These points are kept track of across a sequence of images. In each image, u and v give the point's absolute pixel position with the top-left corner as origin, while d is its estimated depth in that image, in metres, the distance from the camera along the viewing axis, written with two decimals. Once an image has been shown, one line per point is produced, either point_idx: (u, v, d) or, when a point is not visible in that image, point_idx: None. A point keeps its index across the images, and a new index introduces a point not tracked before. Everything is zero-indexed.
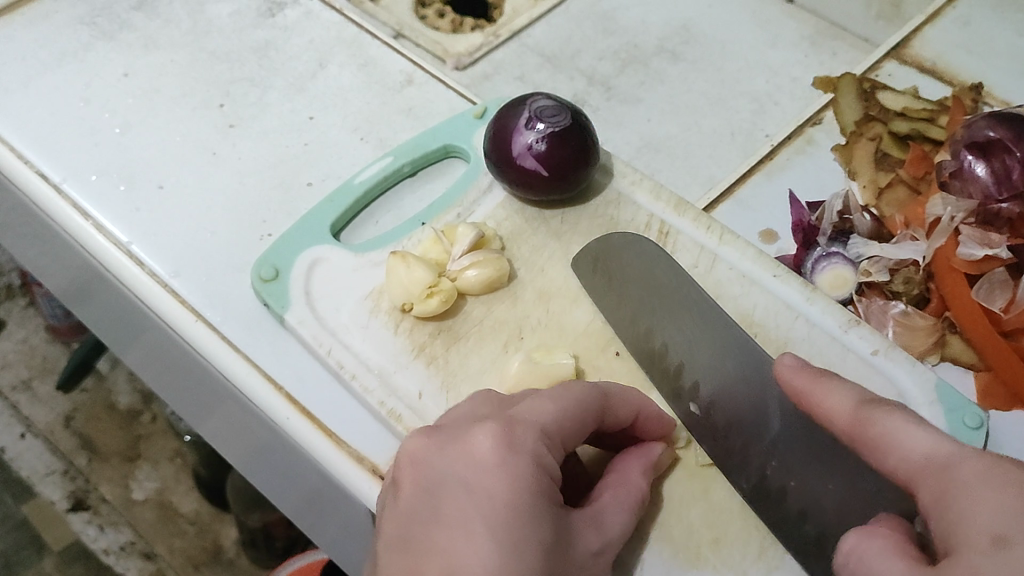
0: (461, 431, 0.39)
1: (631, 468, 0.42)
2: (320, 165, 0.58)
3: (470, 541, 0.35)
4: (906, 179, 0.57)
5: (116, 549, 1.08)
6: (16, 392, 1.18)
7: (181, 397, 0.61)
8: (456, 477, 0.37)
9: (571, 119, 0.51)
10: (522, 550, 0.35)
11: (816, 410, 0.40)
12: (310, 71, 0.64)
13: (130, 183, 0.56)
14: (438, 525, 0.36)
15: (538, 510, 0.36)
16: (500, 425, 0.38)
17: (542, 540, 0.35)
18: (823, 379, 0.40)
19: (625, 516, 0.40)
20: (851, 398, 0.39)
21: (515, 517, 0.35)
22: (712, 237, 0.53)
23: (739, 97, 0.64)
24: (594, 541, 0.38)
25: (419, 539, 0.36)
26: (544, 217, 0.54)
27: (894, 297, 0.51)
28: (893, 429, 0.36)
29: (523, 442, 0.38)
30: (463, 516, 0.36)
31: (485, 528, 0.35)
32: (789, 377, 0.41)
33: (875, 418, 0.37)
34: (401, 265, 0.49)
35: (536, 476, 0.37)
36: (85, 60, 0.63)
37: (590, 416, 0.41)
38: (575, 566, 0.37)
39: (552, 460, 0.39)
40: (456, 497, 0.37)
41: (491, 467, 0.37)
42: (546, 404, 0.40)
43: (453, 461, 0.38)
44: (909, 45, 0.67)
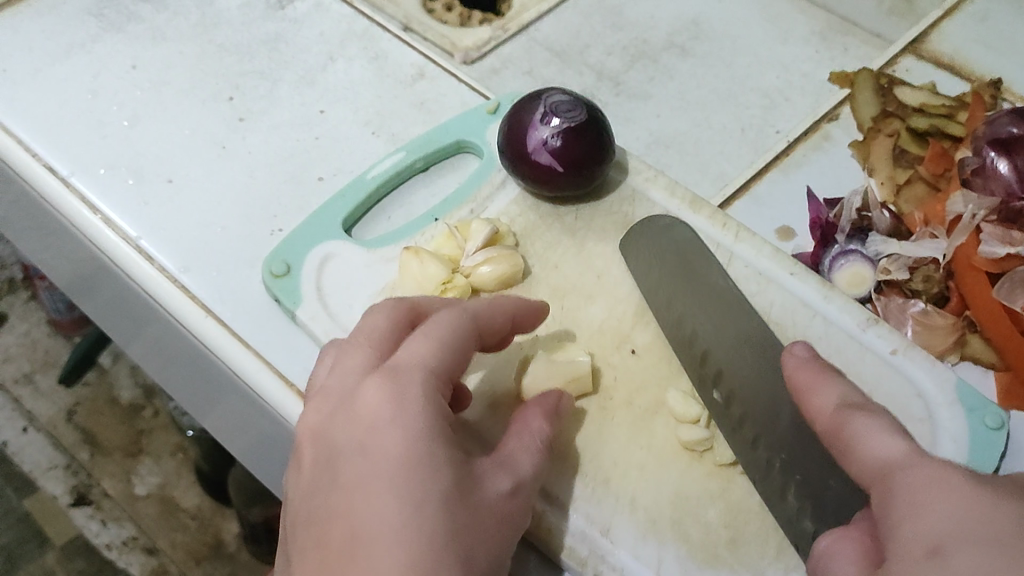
0: (350, 394, 0.38)
1: (529, 415, 0.41)
2: (331, 159, 0.57)
3: (373, 499, 0.34)
4: (925, 176, 0.56)
5: (119, 543, 1.07)
6: (18, 385, 1.18)
7: (187, 391, 0.61)
8: (351, 440, 0.36)
9: (586, 115, 0.51)
10: (424, 502, 0.34)
11: (807, 409, 0.39)
12: (320, 64, 0.63)
13: (139, 177, 0.55)
14: (338, 490, 0.35)
15: (437, 459, 0.35)
16: (385, 377, 0.37)
17: (446, 490, 0.34)
18: (821, 378, 0.39)
19: (532, 458, 0.39)
20: (837, 402, 0.37)
21: (411, 467, 0.34)
22: (728, 234, 0.52)
23: (751, 92, 0.63)
24: (504, 482, 0.37)
25: (324, 507, 0.35)
26: (558, 213, 0.54)
27: (913, 295, 0.51)
28: (859, 431, 0.35)
29: (411, 390, 0.36)
30: (362, 476, 0.35)
31: (385, 484, 0.34)
32: (798, 373, 0.40)
33: (847, 421, 0.36)
34: (415, 260, 0.49)
35: (428, 422, 0.36)
36: (93, 52, 0.63)
37: (465, 346, 0.39)
38: (487, 508, 0.36)
39: (442, 401, 0.37)
40: (353, 459, 0.35)
41: (384, 424, 0.36)
42: (424, 345, 0.38)
43: (348, 427, 0.36)
44: (925, 41, 0.66)
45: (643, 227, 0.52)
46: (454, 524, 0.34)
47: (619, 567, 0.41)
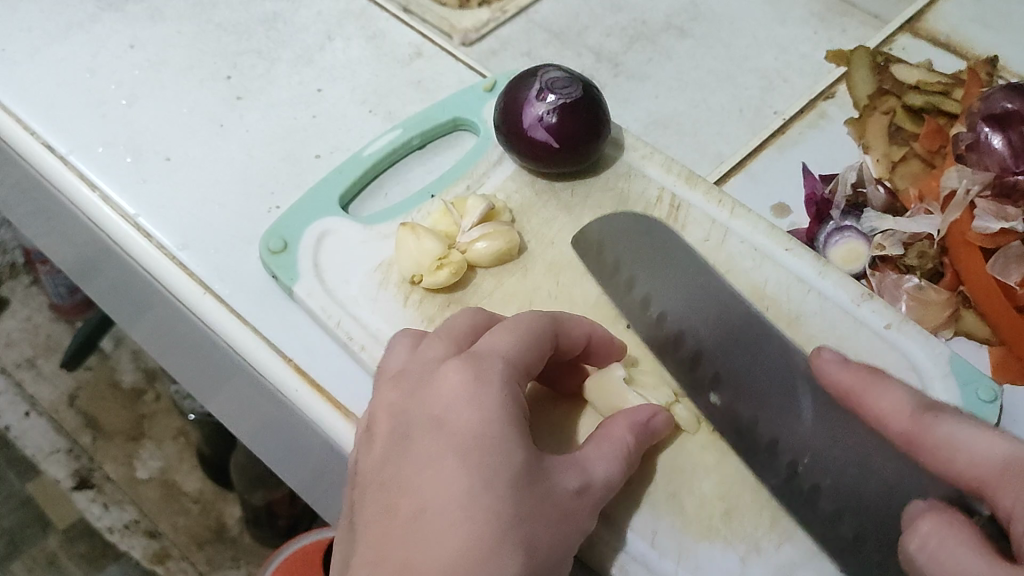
0: (429, 375, 0.39)
1: (615, 425, 0.40)
2: (328, 138, 0.57)
3: (445, 474, 0.35)
4: (920, 153, 0.56)
5: (120, 527, 1.07)
6: (20, 369, 1.18)
7: (186, 370, 0.61)
8: (428, 419, 0.37)
9: (582, 91, 0.51)
10: (494, 480, 0.34)
11: (869, 414, 0.40)
12: (317, 43, 0.63)
13: (137, 155, 0.56)
14: (410, 463, 0.36)
15: (509, 441, 0.35)
16: (466, 362, 0.38)
17: (516, 471, 0.35)
18: (878, 382, 0.40)
19: (610, 464, 0.38)
20: (902, 399, 0.39)
21: (485, 449, 0.35)
22: (724, 210, 0.52)
23: (748, 73, 0.63)
24: (575, 480, 0.36)
25: (394, 476, 0.36)
26: (554, 190, 0.54)
27: (907, 271, 0.51)
28: (949, 427, 0.37)
29: (492, 376, 0.37)
30: (436, 451, 0.36)
31: (458, 461, 0.35)
32: (852, 378, 0.41)
33: (936, 420, 0.38)
34: (411, 236, 0.49)
35: (505, 408, 0.37)
36: (92, 31, 0.63)
37: (546, 338, 0.40)
38: (556, 500, 0.35)
39: (521, 393, 0.38)
40: (428, 435, 0.36)
41: (462, 403, 0.36)
42: (506, 337, 0.39)
43: (427, 405, 0.37)
44: (922, 20, 0.66)
45: (585, 231, 0.51)
46: (519, 506, 0.34)
47: (613, 540, 0.41)
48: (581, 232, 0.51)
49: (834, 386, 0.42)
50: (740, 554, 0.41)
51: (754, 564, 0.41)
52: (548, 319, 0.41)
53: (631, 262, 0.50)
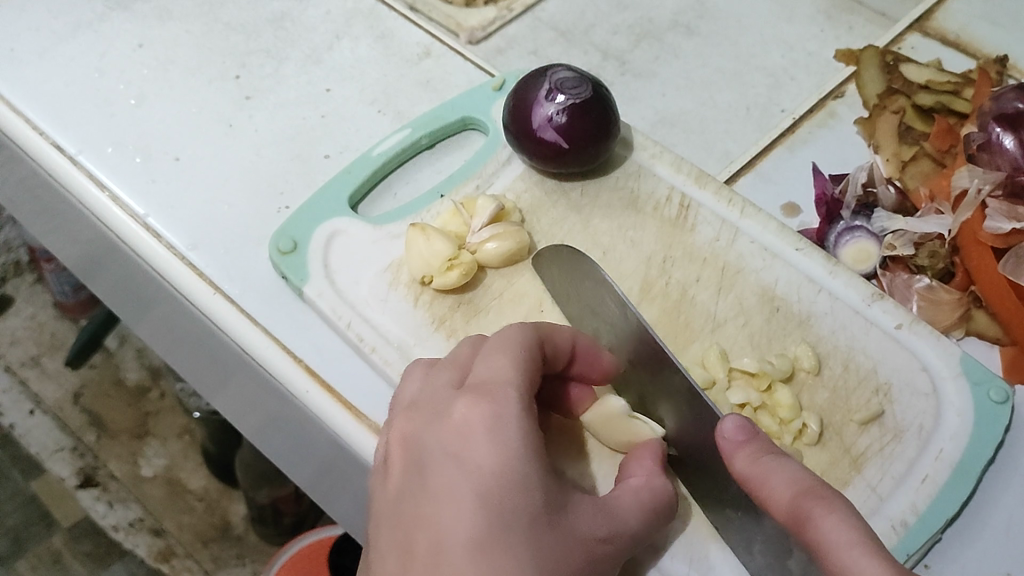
0: (443, 405, 0.37)
1: (640, 471, 0.40)
2: (337, 137, 0.57)
3: (463, 516, 0.33)
4: (930, 152, 0.56)
5: (125, 525, 1.07)
6: (24, 368, 1.18)
7: (192, 367, 0.61)
8: (443, 452, 0.35)
9: (592, 91, 0.51)
10: (512, 527, 0.32)
11: (760, 499, 0.35)
12: (325, 43, 0.63)
13: (146, 155, 0.56)
14: (427, 503, 0.34)
15: (531, 484, 0.34)
16: (482, 391, 0.36)
17: (536, 518, 0.33)
18: (766, 462, 0.36)
19: (635, 506, 0.37)
20: (789, 483, 0.34)
21: (505, 490, 0.33)
22: (734, 210, 0.52)
23: (756, 72, 0.63)
24: (597, 526, 0.35)
25: (410, 515, 0.34)
26: (563, 190, 0.54)
27: (918, 271, 0.51)
28: (825, 531, 0.32)
29: (508, 410, 0.35)
30: (452, 489, 0.34)
31: (477, 501, 0.33)
32: (740, 463, 0.36)
33: (810, 518, 0.33)
34: (422, 237, 0.49)
35: (525, 446, 0.35)
36: (100, 31, 0.63)
37: (533, 352, 0.39)
38: (579, 546, 0.34)
39: (539, 427, 0.36)
40: (444, 470, 0.34)
41: (480, 437, 0.35)
42: (502, 361, 0.37)
43: (441, 437, 0.35)
44: (931, 18, 0.66)
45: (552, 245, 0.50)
46: (541, 555, 0.32)
47: None
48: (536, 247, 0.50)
49: (728, 466, 0.37)
50: None
51: None
52: (530, 328, 0.40)
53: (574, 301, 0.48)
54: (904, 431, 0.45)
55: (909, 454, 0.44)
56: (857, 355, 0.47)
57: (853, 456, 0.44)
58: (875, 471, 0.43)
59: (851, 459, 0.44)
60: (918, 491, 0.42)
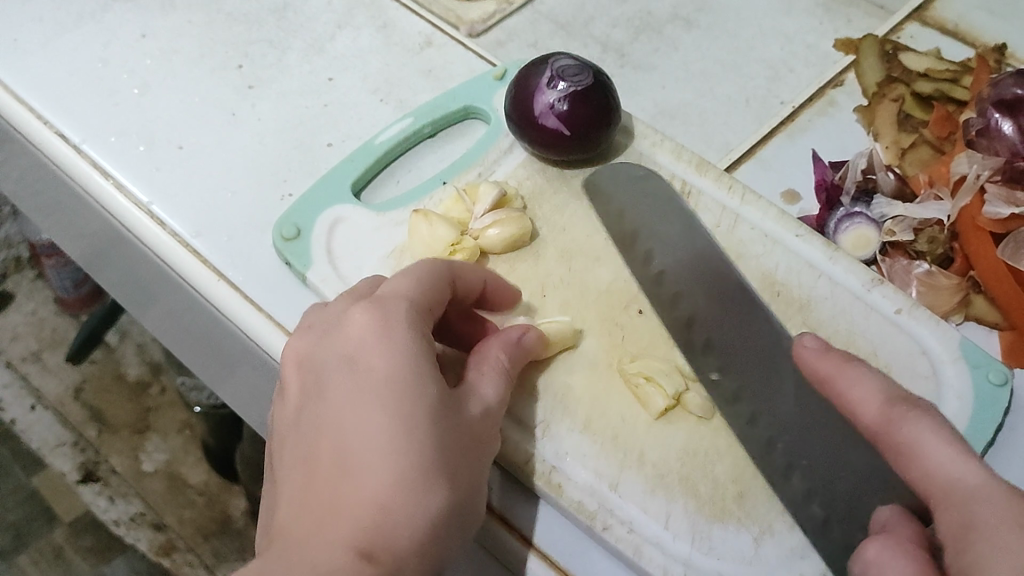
0: (340, 321, 0.40)
1: (490, 344, 0.42)
2: (340, 126, 0.57)
3: (360, 415, 0.36)
4: (930, 139, 0.56)
5: (126, 519, 1.08)
6: (25, 363, 1.18)
7: (196, 356, 0.61)
8: (337, 367, 0.39)
9: (593, 79, 0.51)
10: (410, 419, 0.36)
11: (839, 400, 0.39)
12: (328, 32, 0.63)
13: (150, 144, 0.56)
14: (328, 412, 0.38)
15: (420, 379, 0.37)
16: (371, 304, 0.40)
17: (429, 408, 0.37)
18: (850, 368, 0.39)
19: (496, 384, 0.40)
20: (876, 387, 0.38)
21: (396, 386, 0.37)
22: (734, 197, 0.53)
23: (755, 63, 0.64)
24: (477, 406, 0.39)
25: (315, 426, 0.38)
26: (565, 176, 0.54)
27: (917, 256, 0.52)
28: (911, 429, 0.35)
29: (393, 317, 0.39)
30: (349, 394, 0.37)
31: (374, 399, 0.36)
32: (826, 367, 0.40)
33: (896, 418, 0.36)
34: (424, 222, 0.50)
35: (415, 347, 0.38)
36: (102, 21, 0.63)
37: (444, 283, 0.42)
38: (473, 428, 0.38)
39: (427, 329, 0.40)
40: (341, 381, 0.38)
41: (374, 346, 0.38)
42: (408, 279, 0.41)
43: (335, 354, 0.39)
44: (929, 8, 0.67)
45: (615, 173, 0.53)
46: (436, 443, 0.36)
47: (627, 521, 0.42)
48: (590, 179, 0.53)
49: (809, 373, 0.41)
50: (754, 535, 0.41)
51: (768, 545, 0.41)
52: (445, 262, 0.43)
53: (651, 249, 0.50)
54: None
55: None
56: (857, 339, 0.47)
57: None
58: None
59: None
60: None
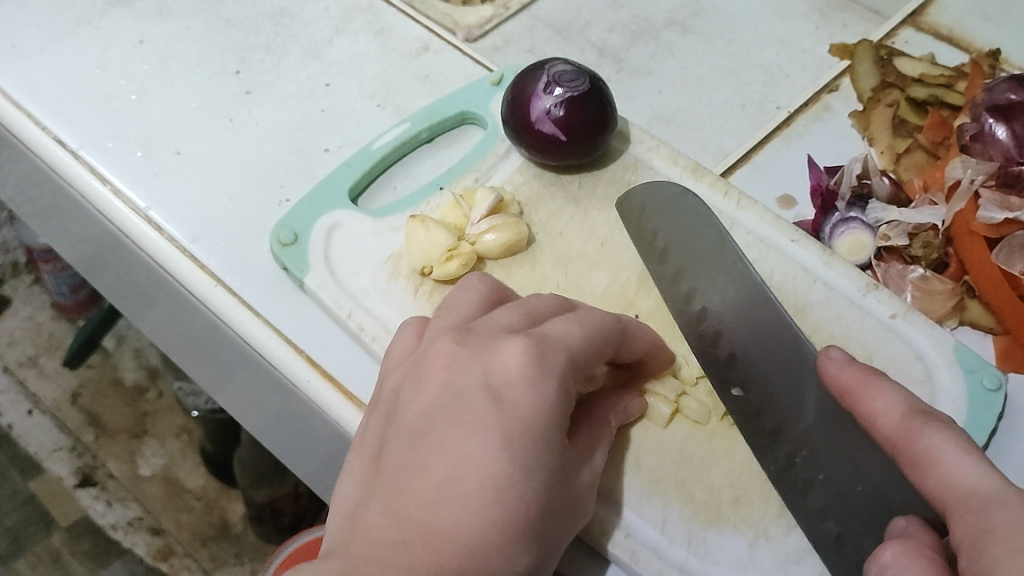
0: (493, 344, 0.38)
1: (604, 416, 0.42)
2: (338, 131, 0.57)
3: (486, 447, 0.35)
4: (925, 144, 0.57)
5: (123, 524, 1.08)
6: (22, 368, 1.18)
7: (193, 362, 0.62)
8: (479, 388, 0.37)
9: (589, 84, 0.51)
10: (529, 470, 0.34)
11: (863, 410, 0.40)
12: (325, 38, 0.64)
13: (147, 149, 0.56)
14: (446, 432, 0.36)
15: (547, 433, 0.36)
16: (533, 341, 0.38)
17: (549, 464, 0.35)
18: (875, 382, 0.40)
19: (601, 454, 0.40)
20: (900, 402, 0.39)
21: (530, 435, 0.35)
22: (730, 202, 0.53)
23: (751, 68, 0.64)
24: (587, 476, 0.39)
25: (429, 442, 0.36)
26: (562, 182, 0.54)
27: (912, 261, 0.52)
28: (932, 439, 0.36)
29: (554, 363, 0.37)
30: (482, 422, 0.35)
31: (504, 439, 0.35)
32: (850, 379, 0.41)
33: (920, 430, 0.37)
34: (421, 228, 0.50)
35: (557, 401, 0.36)
36: (100, 27, 0.63)
37: (610, 336, 0.40)
38: (573, 499, 0.37)
39: (574, 382, 0.38)
40: (479, 403, 0.36)
41: (520, 380, 0.36)
42: (575, 328, 0.39)
43: (483, 372, 0.37)
44: (924, 13, 0.67)
45: (650, 192, 0.52)
46: (543, 500, 0.35)
47: (624, 526, 0.42)
48: (625, 196, 0.53)
49: (834, 385, 0.42)
50: (749, 540, 0.42)
51: (762, 549, 0.41)
52: (617, 320, 0.42)
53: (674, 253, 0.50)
54: None
55: None
56: (852, 344, 0.48)
57: None
58: None
59: None
60: None
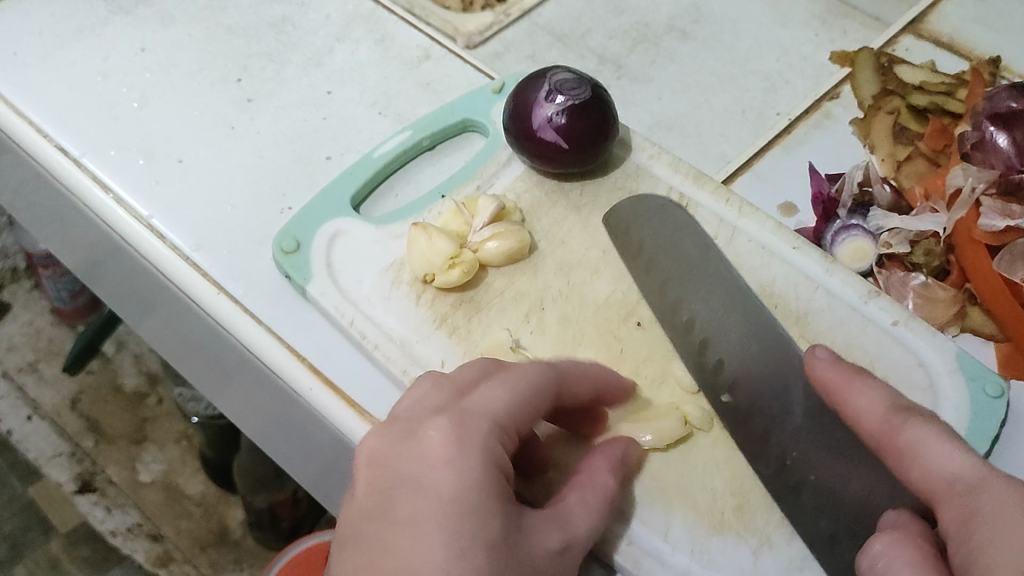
0: (415, 427, 0.37)
1: (598, 467, 0.40)
2: (339, 139, 0.58)
3: (421, 542, 0.33)
4: (925, 152, 0.57)
5: (123, 530, 1.07)
6: (21, 374, 1.18)
7: (195, 368, 0.62)
8: (409, 478, 0.36)
9: (590, 93, 0.51)
10: (472, 552, 0.33)
11: (845, 407, 0.40)
12: (327, 46, 0.64)
13: (150, 157, 0.56)
14: (387, 526, 0.35)
15: (486, 510, 0.34)
16: (454, 421, 0.37)
17: (495, 543, 0.34)
18: (857, 379, 0.40)
19: (589, 516, 0.38)
20: (882, 400, 0.39)
21: (465, 518, 0.34)
22: (732, 210, 0.53)
23: (751, 75, 0.64)
24: (555, 540, 0.36)
25: (370, 542, 0.35)
26: (564, 190, 0.54)
27: (914, 268, 0.52)
28: (918, 433, 0.36)
29: (475, 437, 0.36)
30: (414, 516, 0.34)
31: (436, 529, 0.34)
32: (832, 380, 0.41)
33: (906, 424, 0.37)
34: (423, 236, 0.50)
35: (488, 474, 0.36)
36: (103, 34, 0.63)
37: (543, 407, 0.40)
38: (535, 570, 0.35)
39: (504, 458, 0.37)
40: (408, 496, 0.35)
41: (443, 464, 0.35)
42: (504, 396, 0.38)
43: (408, 460, 0.36)
44: (925, 21, 0.67)
45: (635, 207, 0.53)
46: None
47: (627, 534, 0.42)
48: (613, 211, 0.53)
49: (817, 382, 0.42)
50: (752, 548, 0.42)
51: (766, 557, 0.41)
52: (553, 375, 0.41)
53: (662, 261, 0.50)
54: None
55: None
56: (854, 351, 0.48)
57: None
58: None
59: None
60: None
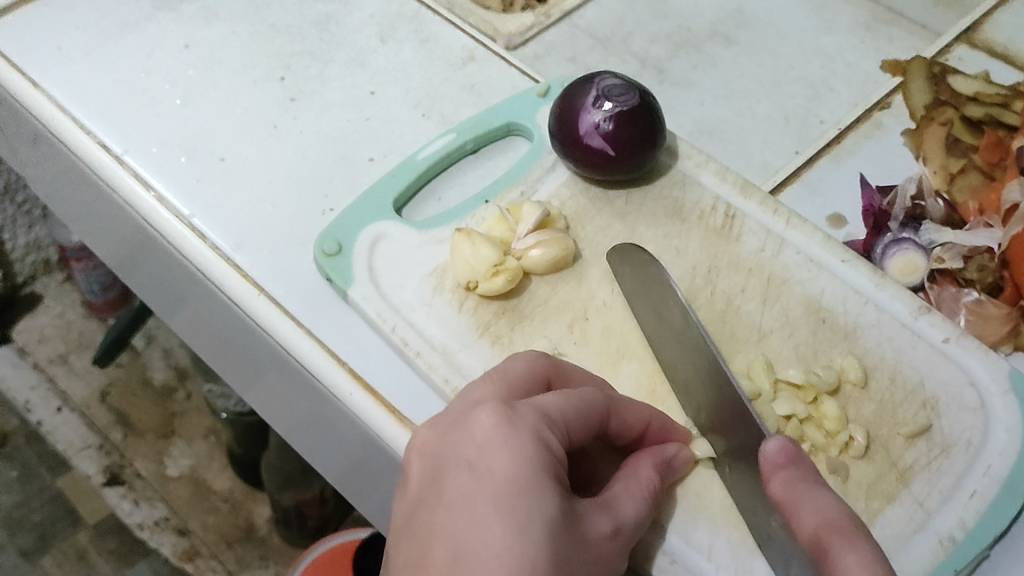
0: (465, 417, 0.37)
1: (643, 463, 0.40)
2: (382, 140, 0.57)
3: (478, 521, 0.33)
4: (979, 164, 0.56)
5: (151, 523, 1.07)
6: (52, 365, 1.17)
7: (227, 364, 0.62)
8: (461, 460, 0.36)
9: (639, 99, 0.50)
10: (529, 527, 0.33)
11: (790, 519, 0.37)
12: (370, 45, 0.63)
13: (191, 155, 0.56)
14: (442, 509, 0.35)
15: (543, 486, 0.34)
16: (503, 406, 0.37)
17: (553, 519, 0.34)
18: (802, 487, 0.37)
19: (639, 504, 0.38)
20: (820, 513, 0.36)
21: (520, 495, 0.34)
22: (779, 221, 0.52)
23: (797, 81, 0.63)
24: (607, 524, 0.36)
25: (426, 526, 0.35)
26: (608, 197, 0.54)
27: (966, 284, 0.51)
28: (843, 569, 0.33)
29: (526, 421, 0.36)
30: (467, 497, 0.35)
31: (492, 507, 0.34)
32: (778, 486, 0.38)
33: (836, 551, 0.34)
34: (467, 242, 0.49)
35: (541, 454, 0.35)
36: (146, 30, 0.63)
37: (596, 409, 0.40)
38: (591, 550, 0.35)
39: (558, 444, 0.37)
40: (460, 478, 0.35)
41: (495, 445, 0.35)
42: (553, 394, 0.38)
43: (458, 446, 0.36)
44: (978, 30, 0.66)
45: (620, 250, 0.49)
46: (556, 555, 0.33)
47: (669, 552, 0.41)
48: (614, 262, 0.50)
49: (766, 484, 0.39)
50: None
51: None
52: (604, 395, 0.40)
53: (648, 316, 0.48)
54: (951, 445, 0.44)
55: (958, 469, 0.43)
56: (904, 368, 0.47)
57: (900, 469, 0.43)
58: (923, 485, 0.43)
59: (898, 472, 0.43)
60: (966, 507, 0.42)
